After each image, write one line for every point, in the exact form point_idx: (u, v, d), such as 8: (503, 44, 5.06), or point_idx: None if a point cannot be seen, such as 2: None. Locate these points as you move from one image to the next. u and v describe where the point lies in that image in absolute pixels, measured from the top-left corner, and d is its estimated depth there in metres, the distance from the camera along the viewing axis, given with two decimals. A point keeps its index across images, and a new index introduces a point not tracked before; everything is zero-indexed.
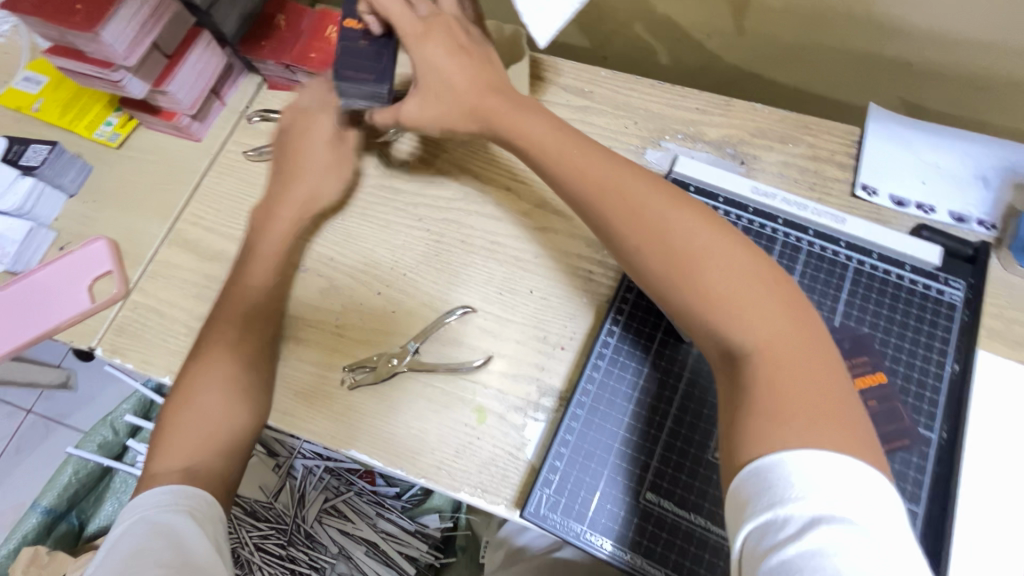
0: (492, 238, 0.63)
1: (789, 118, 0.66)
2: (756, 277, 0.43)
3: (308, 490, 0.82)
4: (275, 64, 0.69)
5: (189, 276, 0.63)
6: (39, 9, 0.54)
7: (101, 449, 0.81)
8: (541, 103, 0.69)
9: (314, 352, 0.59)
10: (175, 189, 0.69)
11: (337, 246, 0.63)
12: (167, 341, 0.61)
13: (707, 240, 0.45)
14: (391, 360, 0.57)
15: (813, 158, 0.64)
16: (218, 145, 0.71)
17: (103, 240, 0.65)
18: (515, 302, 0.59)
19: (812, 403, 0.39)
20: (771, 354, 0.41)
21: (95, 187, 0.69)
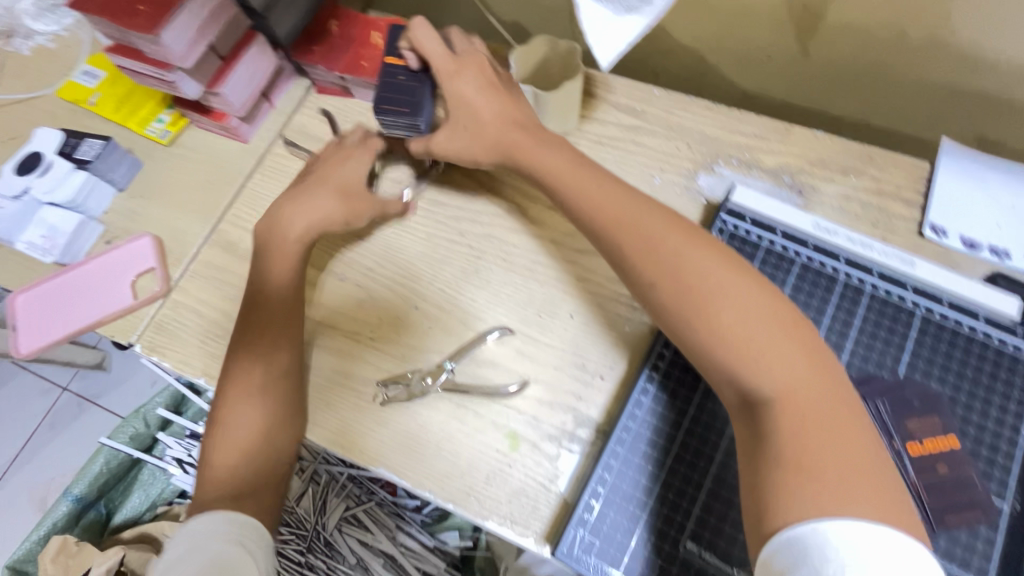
0: (533, 258, 0.61)
1: (853, 149, 0.63)
2: (775, 322, 0.44)
3: (330, 497, 0.83)
4: (326, 70, 0.69)
5: (228, 277, 0.64)
6: (103, 9, 0.55)
7: (133, 441, 0.82)
8: (590, 121, 0.67)
9: (348, 364, 0.58)
10: (221, 189, 0.69)
11: (377, 257, 0.63)
12: (204, 341, 0.61)
13: (723, 282, 0.46)
14: (425, 378, 0.56)
15: (877, 193, 0.61)
16: (264, 147, 0.71)
17: (149, 237, 0.66)
18: (554, 326, 0.58)
19: (840, 458, 0.39)
20: (793, 404, 0.41)
21: (143, 183, 0.70)
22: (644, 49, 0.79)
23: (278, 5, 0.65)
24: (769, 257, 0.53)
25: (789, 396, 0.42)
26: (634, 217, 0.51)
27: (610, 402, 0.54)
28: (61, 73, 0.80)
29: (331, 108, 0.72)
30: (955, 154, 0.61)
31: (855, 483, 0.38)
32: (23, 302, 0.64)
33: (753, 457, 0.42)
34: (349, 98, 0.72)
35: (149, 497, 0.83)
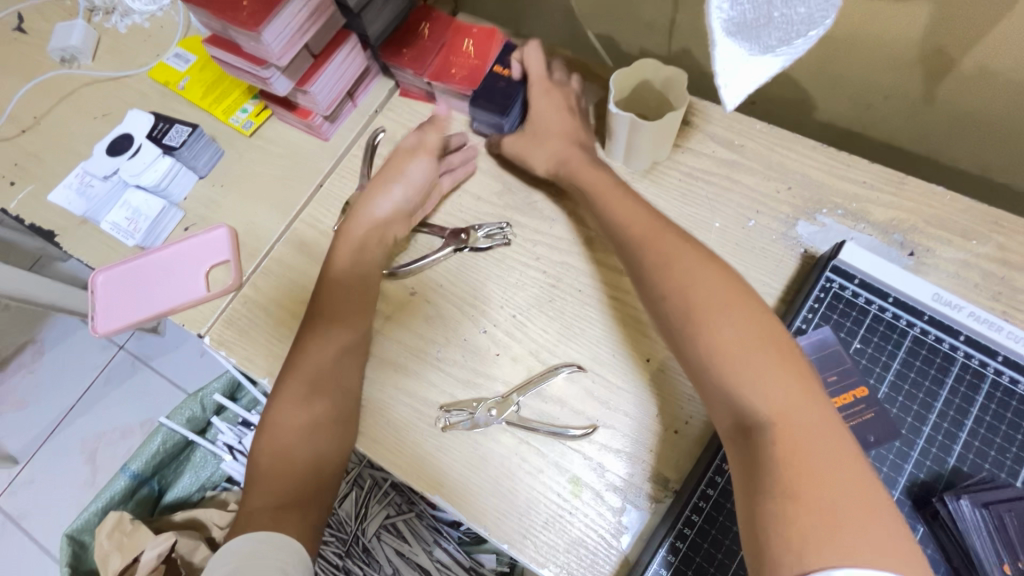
0: (611, 293, 0.58)
1: (976, 210, 0.57)
2: (769, 344, 0.44)
3: (371, 503, 0.83)
4: (414, 74, 0.67)
5: (299, 279, 0.63)
6: (209, 2, 0.55)
7: (188, 424, 0.85)
8: (683, 151, 0.63)
9: (412, 383, 0.57)
10: (298, 186, 0.69)
11: (448, 274, 0.61)
12: (271, 341, 0.61)
13: (726, 303, 0.47)
14: (490, 410, 0.54)
15: (1001, 262, 0.55)
16: (344, 147, 0.70)
17: (225, 229, 0.66)
18: (628, 369, 0.55)
19: (836, 486, 0.38)
20: (787, 428, 0.41)
21: (224, 173, 0.71)
22: None
23: (373, 3, 0.64)
24: (879, 324, 0.49)
25: (782, 419, 0.41)
26: (704, 262, 0.50)
27: (683, 459, 0.51)
28: (154, 53, 0.81)
29: (414, 114, 0.70)
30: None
31: (850, 514, 0.37)
32: (102, 282, 0.65)
33: (746, 478, 0.42)
34: (434, 105, 0.70)
35: (199, 479, 0.86)
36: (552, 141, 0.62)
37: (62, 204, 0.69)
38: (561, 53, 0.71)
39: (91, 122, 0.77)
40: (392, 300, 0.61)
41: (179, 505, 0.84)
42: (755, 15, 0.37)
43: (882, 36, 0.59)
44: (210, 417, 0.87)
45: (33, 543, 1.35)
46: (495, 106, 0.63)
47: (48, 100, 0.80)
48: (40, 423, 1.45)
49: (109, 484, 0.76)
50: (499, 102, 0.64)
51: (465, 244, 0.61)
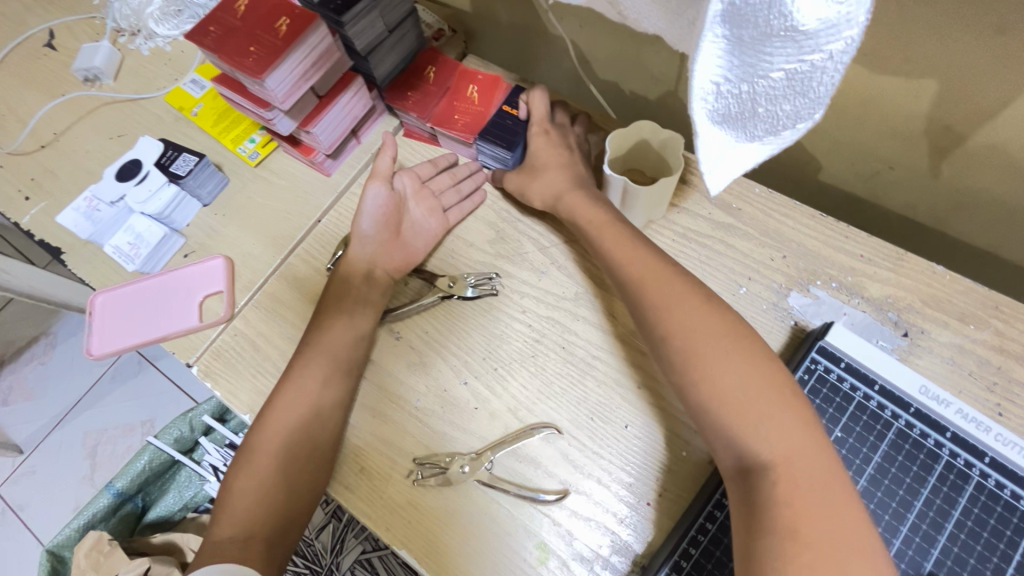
0: (595, 353, 0.58)
1: (976, 293, 0.56)
2: (773, 386, 0.44)
3: (347, 537, 0.84)
4: (418, 118, 0.68)
5: (289, 314, 0.64)
6: (218, 47, 0.56)
7: (176, 444, 0.87)
8: (679, 211, 0.63)
9: (390, 430, 0.57)
10: (296, 220, 0.70)
11: (435, 321, 0.61)
12: (256, 377, 0.61)
13: (730, 344, 0.46)
14: (462, 466, 0.53)
15: (999, 351, 0.53)
16: (344, 184, 0.71)
17: (222, 259, 0.67)
18: (605, 434, 0.54)
19: (836, 534, 0.38)
20: (790, 472, 0.41)
21: (226, 202, 0.72)
22: None
23: (381, 48, 0.65)
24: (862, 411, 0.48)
25: (786, 464, 0.41)
26: (696, 320, 0.48)
27: (653, 533, 0.50)
28: (172, 78, 0.83)
29: (416, 155, 0.71)
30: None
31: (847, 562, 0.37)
32: (100, 304, 0.67)
33: (744, 522, 0.42)
34: (437, 147, 0.71)
35: (183, 498, 0.87)
36: (545, 194, 0.62)
37: (69, 225, 0.71)
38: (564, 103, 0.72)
39: (106, 141, 0.79)
40: (377, 343, 0.61)
41: (160, 524, 0.85)
42: (739, 109, 0.36)
43: (889, 110, 0.58)
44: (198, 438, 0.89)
45: (28, 534, 1.38)
46: (501, 143, 0.65)
47: (68, 117, 0.82)
48: (46, 415, 1.48)
49: (93, 500, 0.78)
50: (505, 139, 0.65)
51: (452, 291, 0.61)
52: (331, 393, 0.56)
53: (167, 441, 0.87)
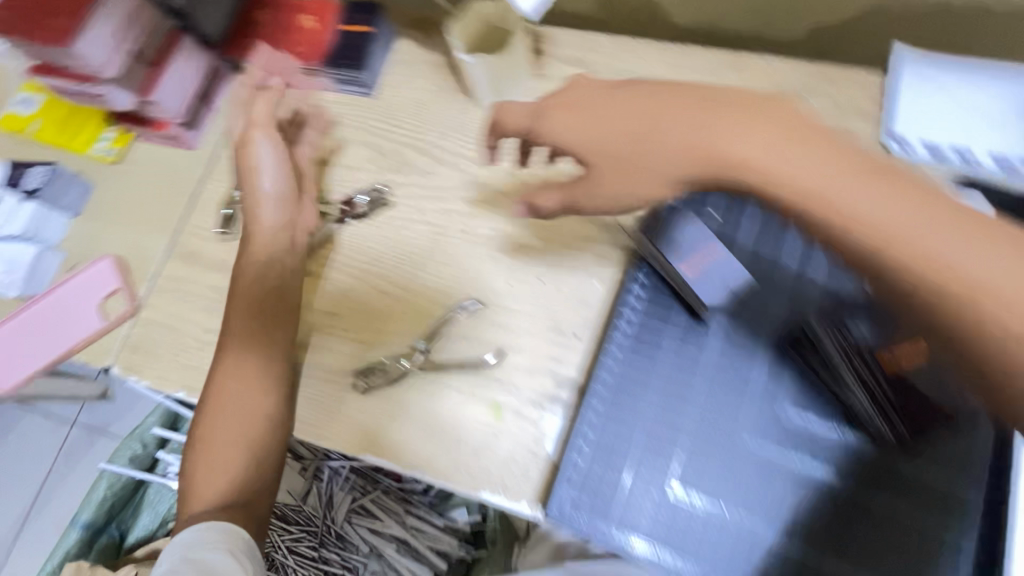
0: (496, 225, 0.60)
1: (803, 70, 0.61)
2: (781, 138, 0.35)
3: (335, 492, 0.86)
4: (267, 64, 0.67)
5: (193, 288, 0.63)
6: (19, 23, 0.54)
7: (131, 463, 0.87)
8: (536, 79, 0.65)
9: (325, 358, 0.58)
10: (172, 201, 0.68)
11: (338, 247, 0.62)
12: (178, 354, 0.61)
13: (696, 122, 0.38)
14: (401, 361, 0.55)
15: (839, 113, 0.60)
16: (211, 151, 0.69)
17: (109, 258, 0.65)
18: (524, 291, 0.57)
19: (956, 255, 0.31)
20: (873, 223, 0.32)
21: (95, 205, 0.69)
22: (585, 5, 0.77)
23: None
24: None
25: (848, 214, 0.33)
26: None
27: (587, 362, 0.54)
28: None
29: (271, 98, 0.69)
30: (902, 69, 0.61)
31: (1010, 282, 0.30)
32: None
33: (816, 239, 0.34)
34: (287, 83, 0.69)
35: (159, 514, 0.87)
36: None
37: None
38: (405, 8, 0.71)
39: None
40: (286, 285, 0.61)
41: (141, 543, 0.85)
42: None
43: None
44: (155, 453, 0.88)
45: None
46: (355, 67, 0.66)
47: None
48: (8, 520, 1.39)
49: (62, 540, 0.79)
50: (359, 63, 0.66)
51: (346, 211, 0.63)
52: (255, 341, 0.56)
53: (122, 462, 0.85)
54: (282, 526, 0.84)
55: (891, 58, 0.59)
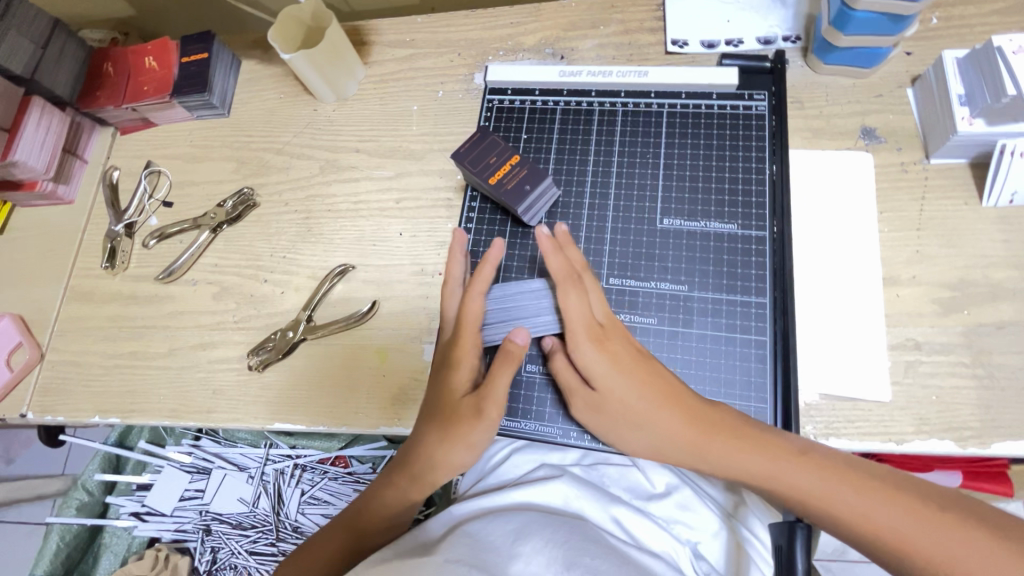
0: (356, 215, 0.73)
1: (812, 123, 0.65)
2: (660, 391, 0.49)
3: (283, 488, 0.89)
4: (117, 109, 0.80)
5: (127, 298, 0.74)
6: None
7: (81, 511, 0.87)
8: (432, 86, 0.77)
9: (191, 309, 0.72)
10: (63, 252, 0.79)
11: (346, 223, 0.72)
12: (80, 374, 0.72)
13: (656, 377, 0.50)
14: (287, 334, 0.67)
15: (891, 172, 0.61)
16: (85, 202, 0.81)
17: (8, 317, 0.75)
18: (351, 280, 0.69)
19: (943, 541, 0.41)
20: (871, 532, 0.43)
21: (43, 237, 0.80)
22: (408, 18, 0.81)
23: (46, 65, 0.76)
24: (587, 157, 0.63)
25: (855, 514, 0.43)
26: (284, 163, 0.77)
27: (410, 344, 0.65)
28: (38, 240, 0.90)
29: (264, 99, 0.81)
30: (716, 45, 0.70)
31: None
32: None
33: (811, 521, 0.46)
34: (256, 84, 0.82)
35: (120, 554, 0.88)
36: (380, 87, 0.79)
37: None
38: (388, 31, 0.81)
39: None
40: (176, 294, 0.73)
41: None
42: None
43: None
44: (103, 497, 0.90)
45: None
46: (194, 86, 0.78)
47: None
48: None
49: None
50: (194, 83, 0.78)
51: (215, 221, 0.75)
52: (166, 302, 0.73)
53: (71, 513, 0.86)
54: (238, 533, 0.89)
55: (1016, 115, 0.55)
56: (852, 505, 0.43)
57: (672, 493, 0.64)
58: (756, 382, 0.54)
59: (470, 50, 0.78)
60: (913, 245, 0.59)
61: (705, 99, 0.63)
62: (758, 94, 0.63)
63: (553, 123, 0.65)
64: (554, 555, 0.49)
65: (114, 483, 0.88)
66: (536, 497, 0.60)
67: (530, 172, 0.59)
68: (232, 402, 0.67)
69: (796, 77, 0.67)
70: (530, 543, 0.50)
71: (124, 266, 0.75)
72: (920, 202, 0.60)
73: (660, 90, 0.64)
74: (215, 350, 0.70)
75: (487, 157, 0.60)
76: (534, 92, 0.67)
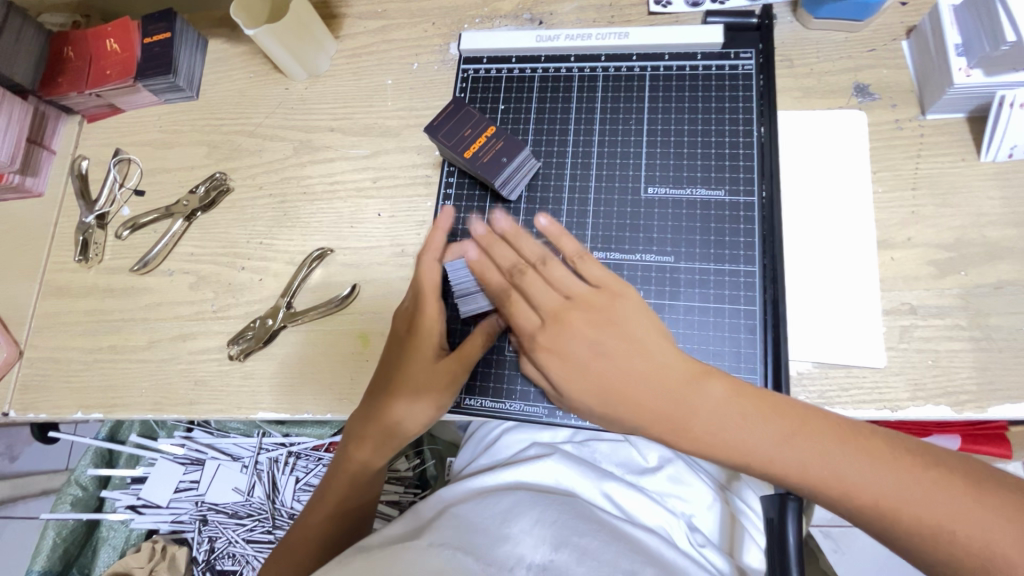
0: (333, 196, 0.70)
1: (802, 81, 0.62)
2: (639, 362, 0.45)
3: (277, 476, 0.89)
4: (81, 95, 0.77)
5: (103, 292, 0.72)
6: None
7: (76, 506, 0.87)
8: (407, 59, 0.74)
9: (169, 300, 0.70)
10: (35, 246, 0.77)
11: (324, 205, 0.70)
12: (60, 371, 0.70)
13: (626, 351, 0.46)
14: (267, 322, 0.66)
15: (885, 130, 0.59)
16: (56, 194, 0.78)
17: None
18: (331, 264, 0.67)
19: (929, 502, 0.39)
20: (851, 493, 0.41)
21: (16, 233, 0.78)
22: None
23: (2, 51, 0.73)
24: (567, 126, 0.61)
25: (834, 478, 0.41)
26: (257, 145, 0.75)
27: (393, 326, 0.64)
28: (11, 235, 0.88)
29: (233, 80, 0.78)
30: (701, 3, 0.66)
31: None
32: None
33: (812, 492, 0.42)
34: (224, 63, 0.79)
35: (118, 547, 0.88)
36: (353, 61, 0.75)
37: None
38: (359, 2, 0.77)
39: None
40: (152, 285, 0.71)
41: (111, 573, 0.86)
42: None
43: None
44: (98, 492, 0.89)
45: None
46: (158, 68, 0.74)
47: None
48: None
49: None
50: (159, 64, 0.75)
51: (189, 208, 0.73)
52: (144, 293, 0.71)
53: (65, 509, 0.85)
54: (236, 522, 0.89)
55: (1014, 65, 0.52)
56: (845, 466, 0.41)
57: (665, 467, 0.63)
58: (746, 353, 0.53)
59: (445, 19, 0.75)
60: (908, 206, 0.56)
61: (690, 60, 0.60)
62: (745, 52, 0.60)
63: (531, 91, 0.62)
64: (544, 537, 0.48)
65: (107, 477, 0.87)
66: (527, 477, 0.60)
67: (507, 143, 0.57)
68: (214, 392, 0.66)
69: (785, 34, 0.64)
70: (520, 525, 0.49)
71: (98, 259, 0.73)
72: (916, 160, 0.58)
73: (642, 52, 0.61)
74: (195, 340, 0.68)
75: (462, 129, 0.57)
76: (511, 60, 0.64)
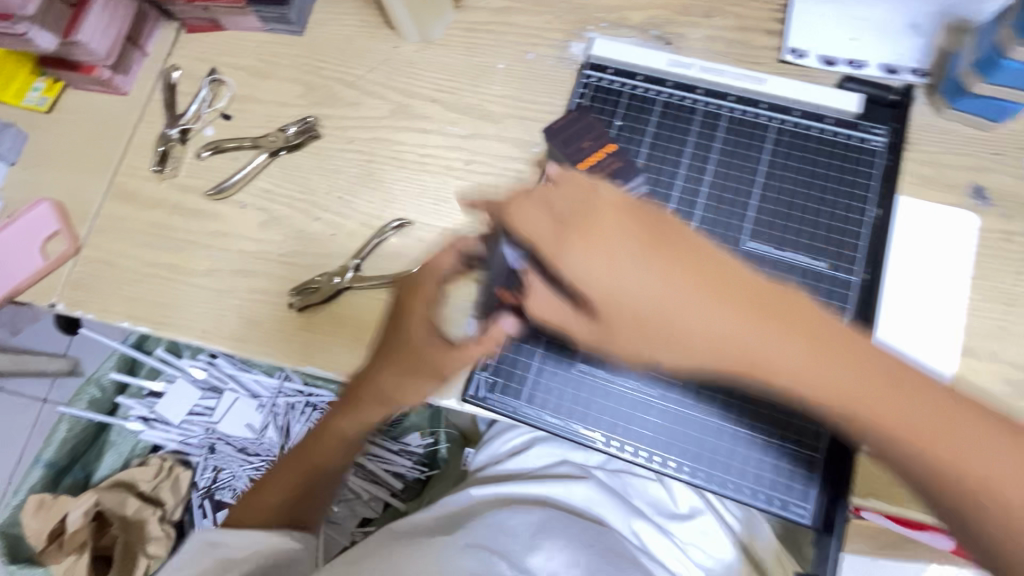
0: (423, 167, 0.69)
1: (922, 169, 0.60)
2: (707, 293, 0.36)
3: (292, 424, 0.89)
4: (188, 5, 0.75)
5: (172, 208, 0.72)
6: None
7: (92, 406, 0.87)
8: (524, 47, 0.72)
9: (236, 231, 0.70)
10: (111, 145, 0.76)
11: (411, 175, 0.69)
12: (116, 276, 0.70)
13: (626, 254, 0.37)
14: (334, 279, 0.65)
15: (993, 239, 0.58)
16: (141, 97, 0.77)
17: (48, 203, 0.73)
18: (408, 237, 0.67)
19: (998, 466, 0.37)
20: (939, 466, 0.37)
21: (93, 126, 0.77)
22: None
23: None
24: (681, 159, 0.60)
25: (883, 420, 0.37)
26: (355, 98, 0.73)
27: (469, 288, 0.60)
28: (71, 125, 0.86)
29: (342, 25, 0.76)
30: (836, 63, 0.65)
31: None
32: None
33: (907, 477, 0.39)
34: (336, 5, 0.77)
35: (123, 454, 0.89)
36: (469, 36, 0.74)
37: None
38: None
39: None
40: (223, 214, 0.71)
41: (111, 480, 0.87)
42: None
43: None
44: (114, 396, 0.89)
45: None
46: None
47: None
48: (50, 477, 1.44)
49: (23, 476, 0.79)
50: None
51: (275, 146, 0.72)
52: (212, 219, 0.71)
53: (81, 407, 0.85)
54: (243, 458, 0.89)
55: None
56: (911, 409, 0.37)
57: (696, 516, 0.63)
58: (813, 429, 0.53)
59: (570, 15, 0.72)
60: (998, 320, 0.56)
61: (818, 122, 0.59)
62: (877, 127, 0.58)
63: (651, 115, 0.61)
64: (574, 558, 0.49)
65: (126, 384, 0.87)
66: (557, 493, 0.62)
67: (624, 165, 0.56)
68: (265, 335, 0.66)
69: (916, 116, 0.62)
70: (551, 543, 0.50)
71: (174, 174, 0.73)
72: (1017, 277, 0.57)
73: (772, 103, 0.60)
74: (256, 280, 0.68)
75: (580, 140, 0.57)
76: (637, 76, 0.63)
